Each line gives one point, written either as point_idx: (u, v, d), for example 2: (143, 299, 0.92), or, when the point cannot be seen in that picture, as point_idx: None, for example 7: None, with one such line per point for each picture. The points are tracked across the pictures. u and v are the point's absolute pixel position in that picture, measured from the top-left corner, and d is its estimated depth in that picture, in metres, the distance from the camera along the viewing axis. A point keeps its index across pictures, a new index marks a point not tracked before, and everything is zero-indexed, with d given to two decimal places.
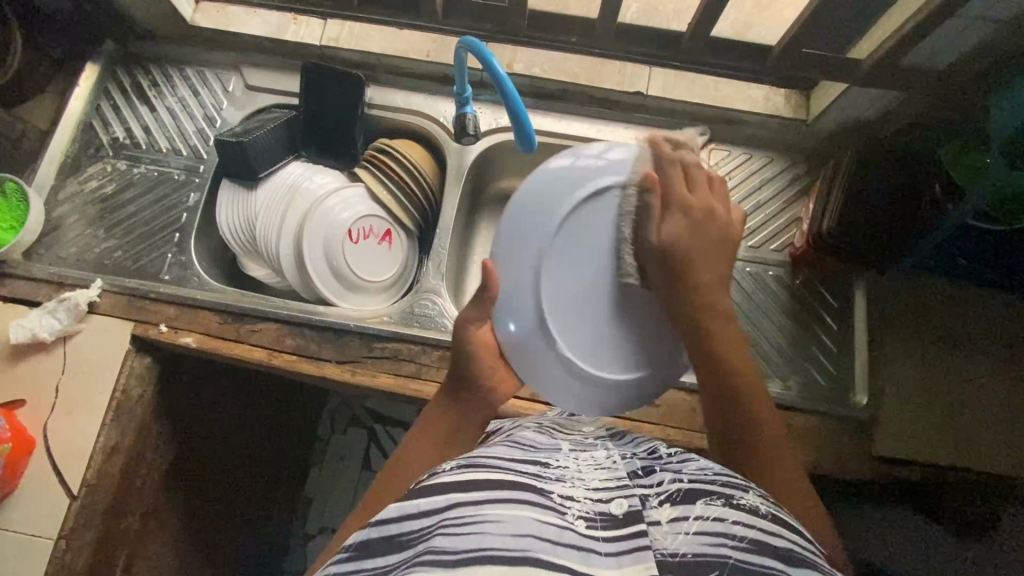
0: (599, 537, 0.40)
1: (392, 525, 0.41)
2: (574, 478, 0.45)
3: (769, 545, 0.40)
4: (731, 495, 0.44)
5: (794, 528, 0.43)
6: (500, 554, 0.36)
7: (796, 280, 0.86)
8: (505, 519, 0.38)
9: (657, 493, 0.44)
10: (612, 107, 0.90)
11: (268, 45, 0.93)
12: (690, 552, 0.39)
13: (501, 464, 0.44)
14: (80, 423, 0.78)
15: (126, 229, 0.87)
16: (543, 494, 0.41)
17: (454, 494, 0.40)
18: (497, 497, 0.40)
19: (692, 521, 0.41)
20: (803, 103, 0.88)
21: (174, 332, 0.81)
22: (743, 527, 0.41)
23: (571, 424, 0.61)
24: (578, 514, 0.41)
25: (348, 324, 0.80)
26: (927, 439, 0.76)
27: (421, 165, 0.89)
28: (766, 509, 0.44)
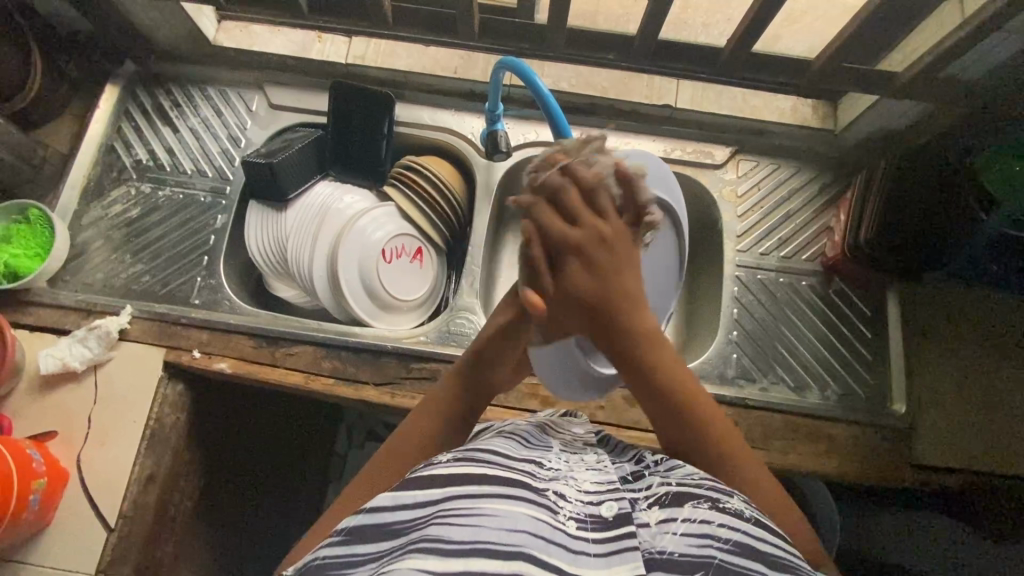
0: (589, 539, 0.41)
1: (386, 513, 0.42)
2: (566, 477, 0.45)
3: (755, 547, 0.41)
4: (718, 498, 0.44)
5: (778, 531, 0.44)
6: (496, 548, 0.37)
7: (829, 289, 0.86)
8: (502, 515, 0.39)
9: (646, 496, 0.45)
10: (640, 120, 0.90)
11: (291, 63, 0.92)
12: (677, 552, 0.40)
13: (496, 459, 0.44)
14: (114, 454, 0.77)
15: (152, 253, 0.86)
16: (535, 492, 0.42)
17: (451, 489, 0.41)
18: (496, 492, 0.41)
19: (680, 522, 0.42)
20: (829, 113, 0.89)
21: (208, 357, 0.80)
22: (729, 531, 0.42)
23: (563, 424, 0.57)
24: (569, 514, 0.41)
25: (385, 345, 0.80)
26: (969, 445, 0.77)
27: (447, 179, 0.88)
28: (750, 513, 0.44)
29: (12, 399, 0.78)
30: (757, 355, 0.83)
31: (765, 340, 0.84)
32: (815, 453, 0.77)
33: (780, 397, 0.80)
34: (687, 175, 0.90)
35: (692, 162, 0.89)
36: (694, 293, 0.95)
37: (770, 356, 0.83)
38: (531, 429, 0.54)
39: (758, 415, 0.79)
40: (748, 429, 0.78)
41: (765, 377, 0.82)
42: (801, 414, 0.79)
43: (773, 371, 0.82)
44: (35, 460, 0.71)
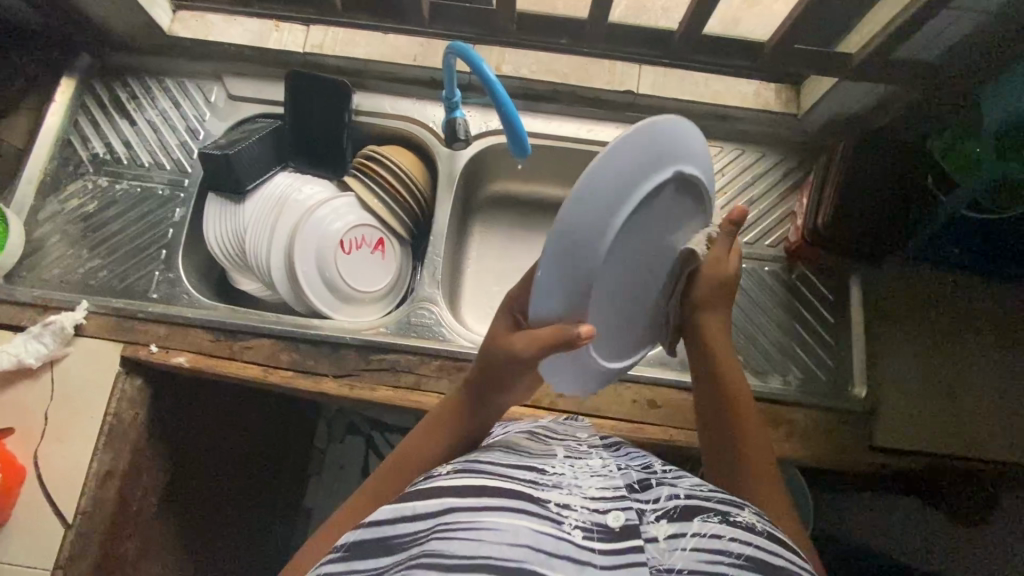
0: (595, 550, 0.42)
1: (387, 526, 0.45)
2: (571, 486, 0.47)
3: (764, 561, 0.44)
4: (727, 512, 0.47)
5: (785, 544, 0.47)
6: (497, 562, 0.39)
7: (792, 274, 0.86)
8: (504, 528, 0.41)
9: (654, 509, 0.47)
10: (603, 106, 0.90)
11: (249, 53, 0.91)
12: (685, 569, 0.42)
13: (502, 472, 0.47)
14: (71, 449, 0.76)
15: (110, 248, 0.85)
16: (539, 504, 0.44)
17: (450, 501, 0.44)
18: (501, 506, 0.43)
19: (689, 537, 0.44)
20: (793, 97, 0.88)
21: (165, 351, 0.79)
22: (740, 545, 0.44)
23: (566, 430, 0.63)
24: (574, 524, 0.43)
25: (344, 337, 0.79)
26: (925, 427, 0.77)
27: (409, 168, 0.87)
28: (761, 526, 0.47)
29: None
30: None
31: None
32: (774, 438, 0.77)
33: None
34: None
35: None
36: None
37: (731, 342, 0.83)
38: (533, 441, 0.57)
39: None
40: None
41: None
42: (762, 400, 0.79)
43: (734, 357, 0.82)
44: None
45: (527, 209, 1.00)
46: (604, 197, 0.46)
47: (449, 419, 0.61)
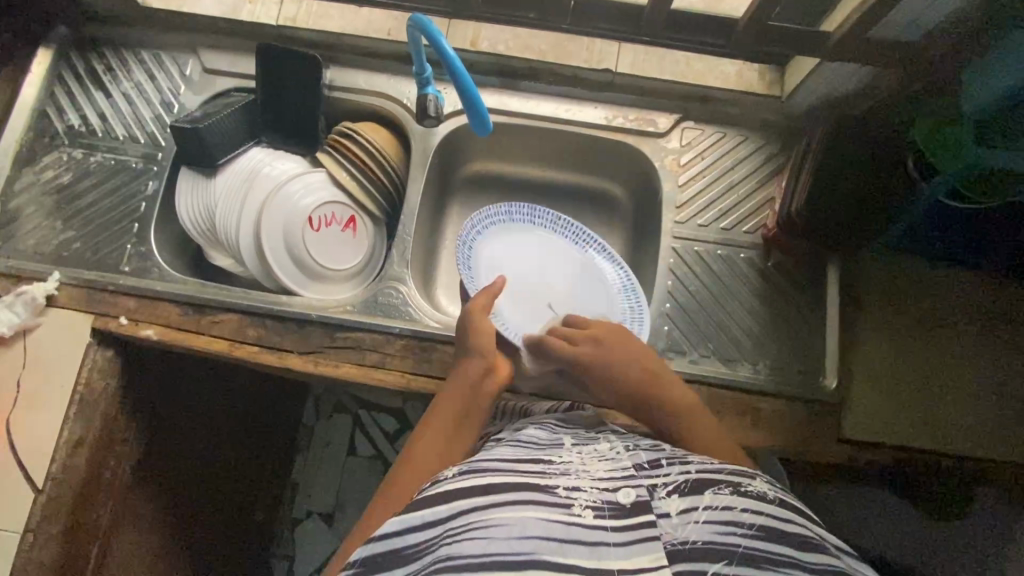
0: (608, 527, 0.46)
1: (397, 538, 0.47)
2: (578, 471, 0.51)
3: (777, 530, 0.47)
4: (739, 483, 0.50)
5: (800, 511, 0.50)
6: (509, 558, 0.43)
7: (768, 262, 0.84)
8: (511, 523, 0.45)
9: (665, 483, 0.50)
10: (581, 85, 0.88)
11: (224, 26, 0.90)
12: (699, 542, 0.46)
13: (509, 467, 0.51)
14: (42, 417, 0.78)
15: (84, 221, 0.85)
16: (548, 493, 0.48)
17: (459, 504, 0.47)
18: (509, 503, 0.47)
19: (702, 511, 0.47)
20: (777, 79, 0.87)
21: (134, 324, 0.80)
22: (752, 516, 0.47)
23: (573, 418, 0.65)
24: (585, 504, 0.47)
25: (309, 315, 0.79)
26: (893, 419, 0.76)
27: (382, 146, 0.87)
28: (772, 494, 0.50)
29: None
30: (686, 328, 0.82)
31: (697, 312, 0.82)
32: (739, 425, 0.77)
33: (708, 370, 0.79)
34: (629, 143, 0.88)
35: (634, 130, 0.87)
36: (636, 263, 0.93)
37: (701, 328, 0.82)
38: (541, 432, 0.60)
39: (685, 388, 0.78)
40: None
41: (695, 350, 0.81)
42: (729, 388, 0.78)
43: (703, 344, 0.81)
44: None
45: (507, 191, 0.98)
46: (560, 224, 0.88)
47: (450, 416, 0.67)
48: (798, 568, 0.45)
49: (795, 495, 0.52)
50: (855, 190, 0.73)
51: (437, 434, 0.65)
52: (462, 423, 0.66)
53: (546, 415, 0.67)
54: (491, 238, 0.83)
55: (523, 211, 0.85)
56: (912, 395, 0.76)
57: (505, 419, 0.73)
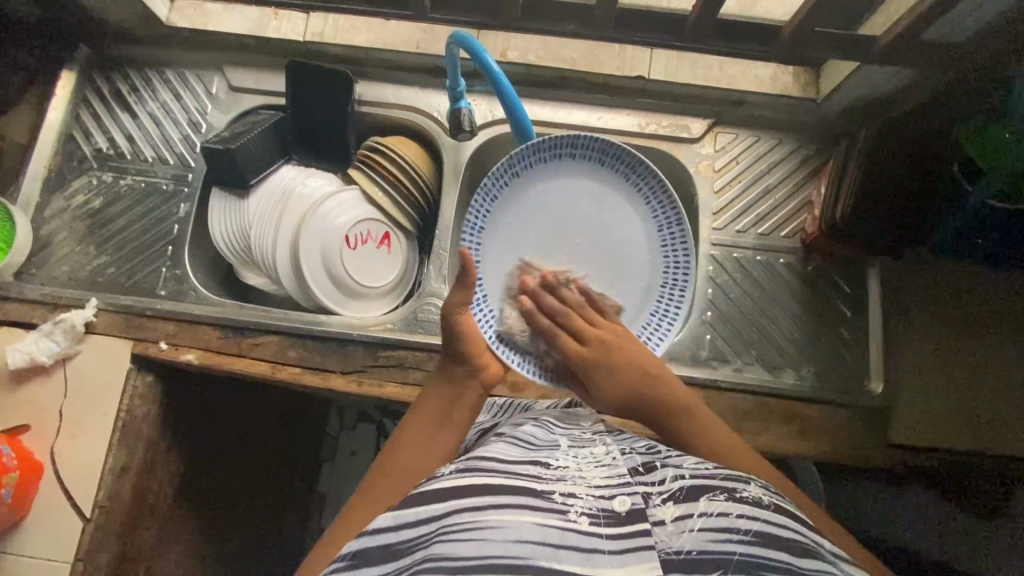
0: (602, 535, 0.42)
1: (390, 534, 0.46)
2: (574, 477, 0.47)
3: (773, 536, 0.44)
4: (733, 489, 0.47)
5: (793, 514, 0.47)
6: (505, 561, 0.40)
7: (809, 267, 0.83)
8: (508, 525, 0.42)
9: (660, 491, 0.46)
10: (611, 93, 0.87)
11: (249, 43, 0.89)
12: (695, 550, 0.42)
13: (504, 468, 0.47)
14: (86, 446, 0.77)
15: (117, 245, 0.85)
16: (543, 498, 0.44)
17: (454, 503, 0.45)
18: (504, 504, 0.43)
19: (697, 518, 0.43)
20: (812, 81, 0.85)
21: (174, 348, 0.80)
22: (748, 521, 0.44)
23: (570, 418, 0.62)
24: (581, 512, 0.43)
25: (351, 334, 0.79)
26: (935, 418, 0.76)
27: (414, 161, 0.85)
28: (768, 500, 0.47)
29: None
30: (729, 336, 0.81)
31: (739, 319, 0.82)
32: (786, 434, 0.76)
33: (753, 378, 0.79)
34: (663, 150, 0.87)
35: (667, 136, 0.86)
36: None
37: (743, 336, 0.81)
38: (537, 431, 0.57)
39: (730, 397, 0.78)
40: (719, 411, 0.77)
41: (738, 357, 0.80)
42: (775, 395, 0.78)
43: (747, 351, 0.81)
44: (6, 455, 0.72)
45: None
46: (622, 198, 0.74)
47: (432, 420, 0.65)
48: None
49: (791, 501, 0.49)
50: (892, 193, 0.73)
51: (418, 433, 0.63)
52: (447, 426, 0.64)
53: (546, 411, 0.65)
54: (569, 180, 0.74)
55: (659, 195, 0.73)
56: (952, 397, 0.76)
57: (505, 413, 0.72)
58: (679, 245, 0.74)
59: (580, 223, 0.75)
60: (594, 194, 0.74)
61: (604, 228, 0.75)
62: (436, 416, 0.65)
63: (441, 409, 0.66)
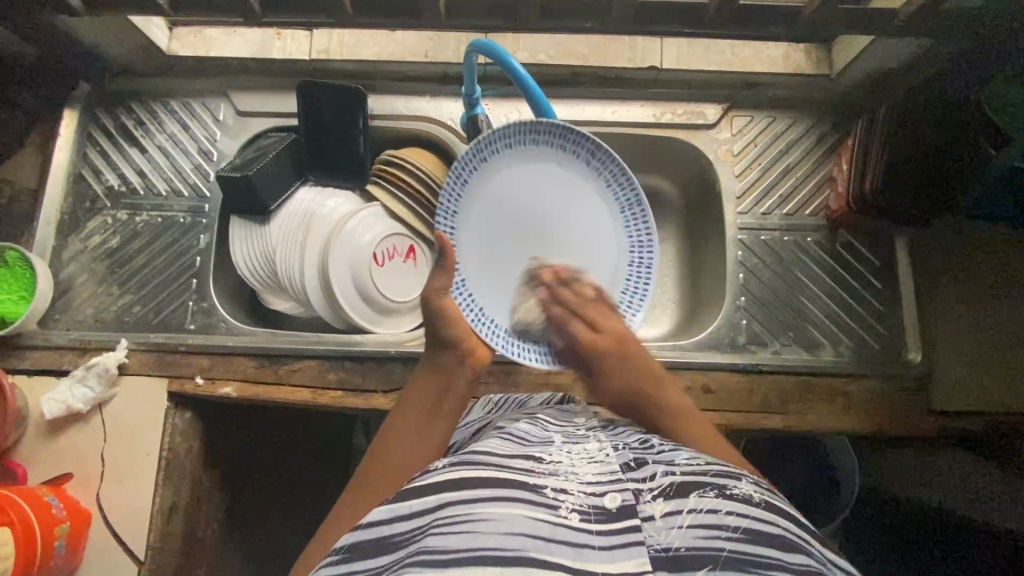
0: (591, 531, 0.42)
1: (384, 527, 0.45)
2: (567, 473, 0.47)
3: (762, 533, 0.43)
4: (723, 486, 0.47)
5: (783, 512, 0.47)
6: (495, 553, 0.39)
7: (836, 242, 0.84)
8: (498, 518, 0.42)
9: (651, 487, 0.46)
10: (625, 86, 0.87)
11: (254, 66, 0.87)
12: (683, 547, 0.42)
13: (496, 463, 0.48)
14: (132, 489, 0.76)
15: (140, 282, 0.84)
16: (535, 492, 0.44)
17: (445, 496, 0.44)
18: (495, 496, 0.43)
19: (685, 515, 0.43)
20: (825, 57, 0.85)
21: (211, 383, 0.79)
22: (737, 518, 0.44)
23: (566, 415, 0.62)
24: (571, 507, 0.43)
25: (389, 351, 0.78)
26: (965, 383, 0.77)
27: (432, 171, 0.84)
28: (757, 497, 0.47)
29: (20, 445, 0.77)
30: (766, 317, 0.81)
31: (773, 302, 0.82)
32: (832, 412, 0.77)
33: (793, 358, 0.79)
34: (680, 139, 0.87)
35: (683, 124, 0.86)
36: (696, 252, 0.93)
37: (780, 318, 0.81)
38: (531, 429, 0.57)
39: (772, 379, 0.78)
40: (763, 394, 0.77)
41: (777, 339, 0.81)
42: (817, 374, 0.78)
43: (784, 333, 0.81)
44: (54, 506, 0.71)
45: None
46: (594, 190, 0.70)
47: (419, 415, 0.63)
48: (782, 570, 0.41)
49: (781, 497, 0.49)
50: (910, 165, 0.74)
51: (408, 424, 0.62)
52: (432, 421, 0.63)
53: (541, 408, 0.65)
54: (523, 167, 0.69)
55: (613, 170, 0.70)
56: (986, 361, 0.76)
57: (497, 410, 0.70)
58: (637, 216, 0.71)
59: (544, 212, 0.70)
60: (561, 183, 0.70)
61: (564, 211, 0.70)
62: (425, 407, 0.64)
63: (426, 404, 0.64)
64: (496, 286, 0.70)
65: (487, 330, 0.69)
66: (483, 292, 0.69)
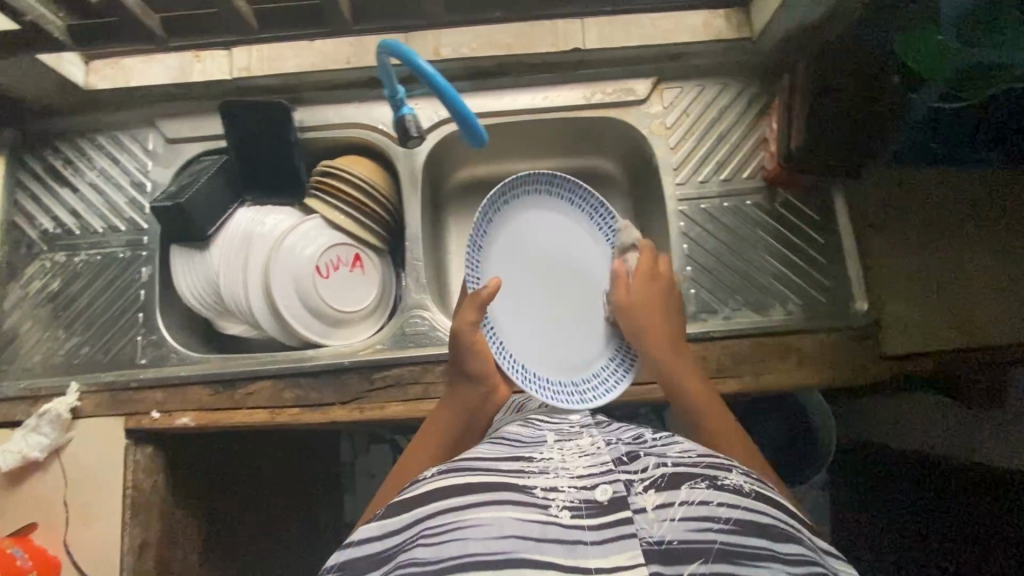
0: (585, 526, 0.42)
1: (376, 542, 0.46)
2: (557, 469, 0.47)
3: (753, 524, 0.43)
4: (716, 476, 0.46)
5: (774, 500, 0.46)
6: (484, 558, 0.40)
7: (776, 203, 0.85)
8: (489, 522, 0.42)
9: (642, 478, 0.45)
10: (552, 70, 0.87)
11: (176, 91, 0.86)
12: (676, 540, 0.41)
13: (485, 465, 0.48)
14: (100, 532, 0.75)
15: (86, 323, 0.83)
16: (525, 492, 0.45)
17: (433, 506, 0.45)
18: (484, 502, 0.44)
19: (678, 507, 0.43)
20: (744, 21, 0.84)
21: (168, 415, 0.78)
22: (729, 509, 0.43)
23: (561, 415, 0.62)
24: (562, 504, 0.44)
25: (342, 362, 0.78)
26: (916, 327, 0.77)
27: (370, 178, 0.84)
28: (749, 487, 0.46)
29: None
30: (713, 284, 0.82)
31: (720, 268, 0.83)
32: (783, 369, 0.77)
33: (742, 321, 0.80)
34: (612, 118, 0.87)
35: (614, 103, 0.87)
36: (643, 228, 0.93)
37: (727, 283, 0.82)
38: (524, 429, 0.57)
39: (724, 345, 0.79)
40: (717, 360, 0.78)
41: (726, 305, 0.82)
42: (767, 334, 0.79)
43: (733, 298, 0.82)
44: (19, 557, 0.72)
45: None
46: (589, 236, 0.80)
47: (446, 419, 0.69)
48: (773, 560, 0.41)
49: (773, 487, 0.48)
50: (846, 126, 0.75)
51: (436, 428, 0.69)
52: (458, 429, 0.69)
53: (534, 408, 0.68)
54: (538, 213, 0.77)
55: (608, 224, 0.80)
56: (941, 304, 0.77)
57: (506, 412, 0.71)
58: None
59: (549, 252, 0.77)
60: (560, 227, 0.78)
61: (571, 252, 0.79)
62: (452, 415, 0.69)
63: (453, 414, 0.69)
64: (514, 322, 0.73)
65: (508, 362, 0.69)
66: (504, 325, 0.72)
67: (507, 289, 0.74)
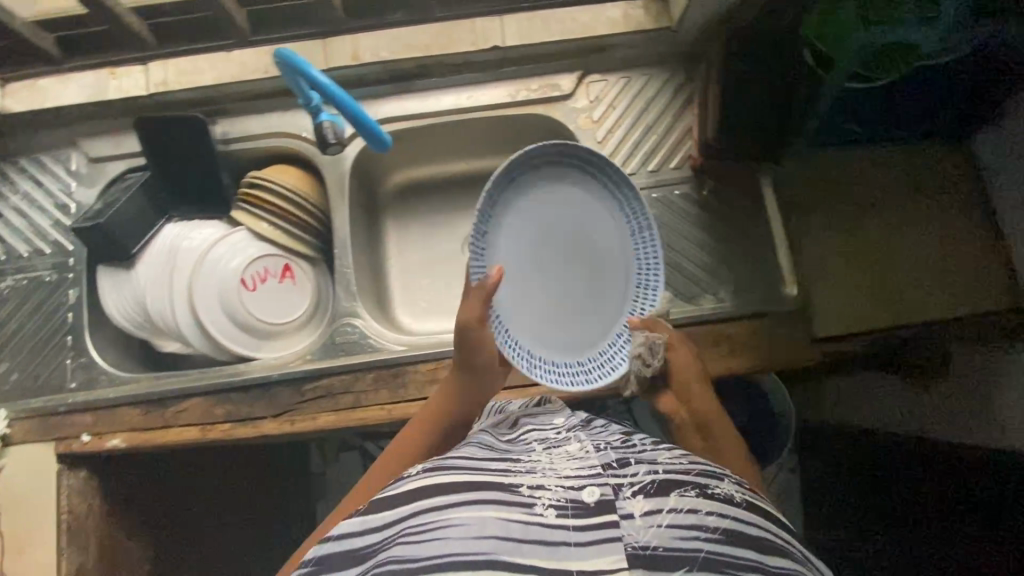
0: (569, 526, 0.41)
1: (356, 538, 0.44)
2: (544, 469, 0.46)
3: (742, 534, 0.42)
4: (705, 484, 0.45)
5: (764, 510, 0.46)
6: (462, 558, 0.38)
7: (703, 192, 0.84)
8: (470, 522, 0.40)
9: (631, 482, 0.44)
10: (474, 70, 0.86)
11: (94, 109, 0.84)
12: (662, 546, 0.40)
13: (470, 465, 0.46)
14: (34, 559, 0.75)
15: (14, 348, 0.82)
16: (510, 491, 0.43)
17: (418, 503, 0.43)
18: (468, 501, 0.42)
19: (665, 514, 0.41)
20: (663, 11, 0.84)
21: (98, 438, 0.77)
22: (717, 518, 0.42)
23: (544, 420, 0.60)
24: (547, 504, 0.42)
25: (270, 376, 0.78)
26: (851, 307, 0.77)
27: (296, 187, 0.83)
28: (741, 497, 0.45)
29: None
30: None
31: None
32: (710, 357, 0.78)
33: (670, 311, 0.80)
34: (540, 114, 0.86)
35: (540, 99, 0.86)
36: None
37: None
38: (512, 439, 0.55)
39: None
40: None
41: None
42: (694, 323, 0.79)
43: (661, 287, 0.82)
44: None
45: (438, 192, 0.97)
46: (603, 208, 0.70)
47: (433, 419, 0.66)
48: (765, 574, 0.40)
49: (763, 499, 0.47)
50: (779, 106, 0.75)
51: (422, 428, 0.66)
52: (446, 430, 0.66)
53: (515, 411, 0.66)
54: (545, 184, 0.68)
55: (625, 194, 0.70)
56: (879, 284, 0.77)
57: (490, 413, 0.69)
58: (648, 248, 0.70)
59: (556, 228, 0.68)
60: (570, 199, 0.69)
61: (589, 228, 0.69)
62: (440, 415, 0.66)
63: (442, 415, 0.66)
64: (515, 305, 0.66)
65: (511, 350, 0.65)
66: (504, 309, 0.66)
67: (515, 272, 0.66)
